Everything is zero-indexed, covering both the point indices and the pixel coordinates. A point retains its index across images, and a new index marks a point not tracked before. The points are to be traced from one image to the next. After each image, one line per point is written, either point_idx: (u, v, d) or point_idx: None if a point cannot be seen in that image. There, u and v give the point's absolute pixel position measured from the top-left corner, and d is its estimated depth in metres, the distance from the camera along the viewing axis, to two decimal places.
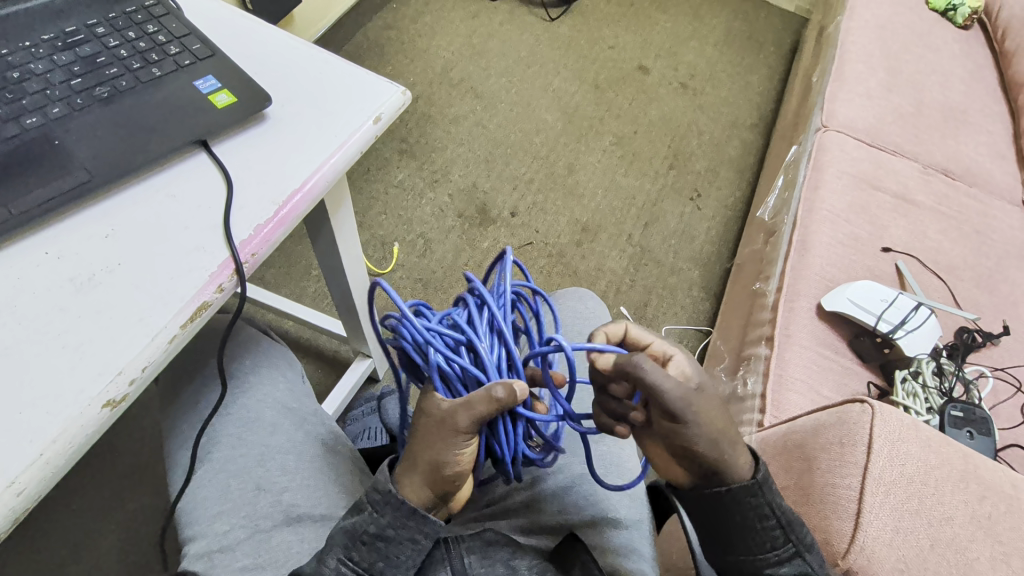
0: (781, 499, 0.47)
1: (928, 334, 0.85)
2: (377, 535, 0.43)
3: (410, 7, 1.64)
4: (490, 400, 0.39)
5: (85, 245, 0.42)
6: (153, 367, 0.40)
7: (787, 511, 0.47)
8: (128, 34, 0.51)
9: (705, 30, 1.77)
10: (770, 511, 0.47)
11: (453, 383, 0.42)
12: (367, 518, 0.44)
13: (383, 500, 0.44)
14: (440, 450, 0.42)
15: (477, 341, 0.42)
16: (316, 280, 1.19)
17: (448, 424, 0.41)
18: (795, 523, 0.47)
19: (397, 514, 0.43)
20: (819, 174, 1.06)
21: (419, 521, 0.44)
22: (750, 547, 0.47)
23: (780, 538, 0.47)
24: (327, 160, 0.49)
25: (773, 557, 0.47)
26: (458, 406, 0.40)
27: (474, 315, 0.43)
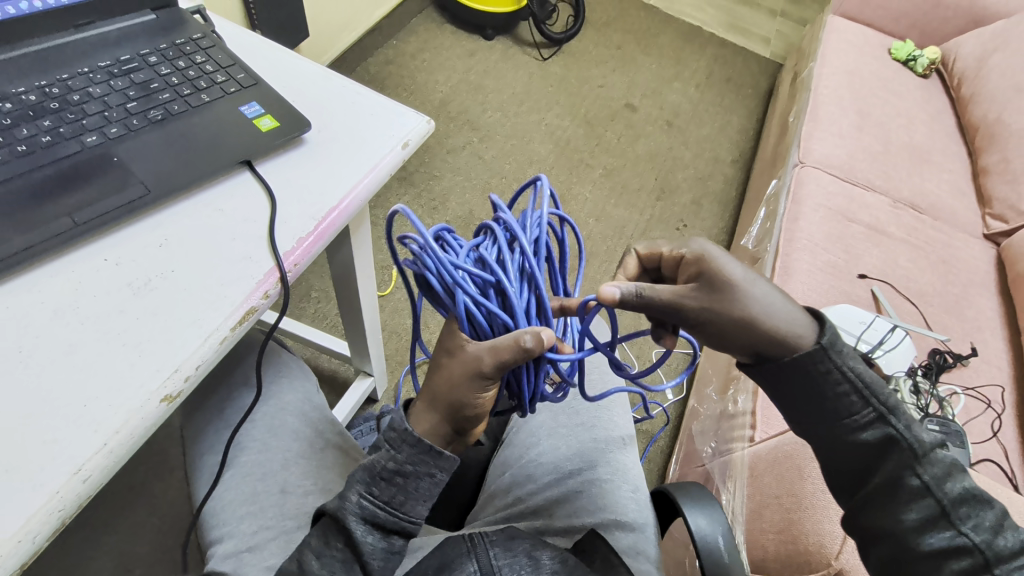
0: (856, 360, 0.47)
1: (904, 354, 0.91)
2: (395, 471, 0.47)
3: (410, 44, 1.72)
4: (519, 348, 0.42)
5: (142, 254, 0.46)
6: (205, 365, 0.43)
7: (862, 374, 0.47)
8: (178, 63, 0.55)
9: (687, 73, 1.89)
10: (843, 376, 0.47)
11: (479, 326, 0.45)
12: (385, 456, 0.47)
13: (400, 437, 0.47)
14: (463, 391, 0.47)
15: (506, 284, 0.43)
16: (317, 301, 1.21)
17: (474, 367, 0.45)
18: (875, 385, 0.47)
19: (414, 449, 0.47)
20: (798, 206, 1.13)
21: (436, 456, 0.47)
22: (833, 419, 0.47)
23: (859, 403, 0.47)
24: (361, 180, 0.53)
25: (855, 425, 0.47)
26: (484, 351, 0.44)
27: (504, 256, 0.43)
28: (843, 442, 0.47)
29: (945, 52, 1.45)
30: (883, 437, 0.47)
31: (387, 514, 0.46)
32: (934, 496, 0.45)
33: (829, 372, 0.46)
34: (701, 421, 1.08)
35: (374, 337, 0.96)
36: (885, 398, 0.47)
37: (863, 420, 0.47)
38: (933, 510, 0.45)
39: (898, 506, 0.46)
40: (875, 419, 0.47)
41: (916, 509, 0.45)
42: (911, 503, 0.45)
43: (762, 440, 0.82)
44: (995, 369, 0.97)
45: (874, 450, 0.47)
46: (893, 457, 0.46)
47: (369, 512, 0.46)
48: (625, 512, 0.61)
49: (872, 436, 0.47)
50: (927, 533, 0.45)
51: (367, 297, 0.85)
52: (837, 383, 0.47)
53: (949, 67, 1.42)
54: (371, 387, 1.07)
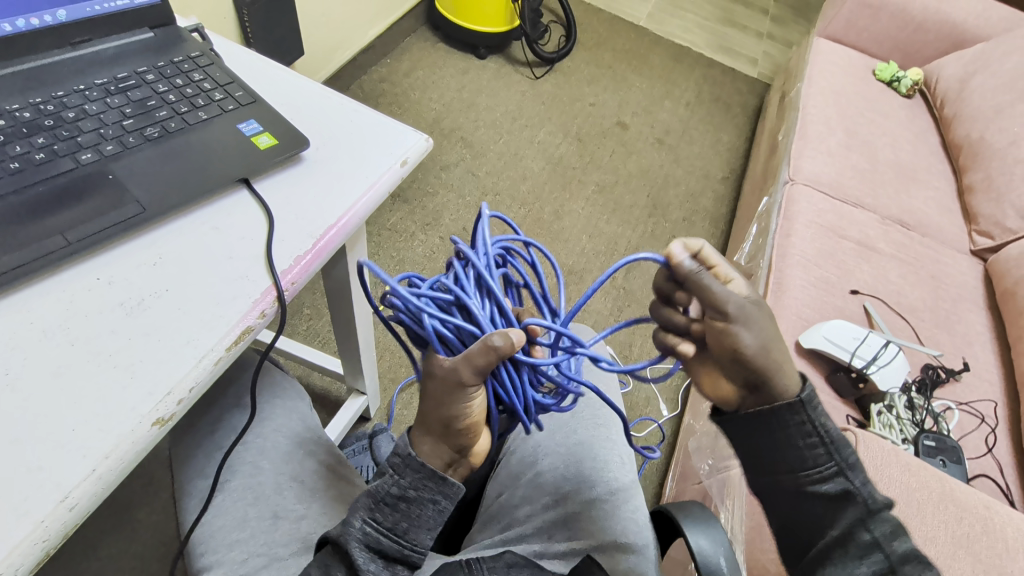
0: (828, 418, 0.50)
1: (899, 369, 0.91)
2: (399, 496, 0.48)
3: (403, 62, 1.73)
4: (489, 350, 0.40)
5: (136, 272, 0.45)
6: (200, 387, 0.42)
7: (833, 429, 0.50)
8: (176, 80, 0.55)
9: (677, 92, 1.92)
10: (812, 429, 0.49)
11: (451, 345, 0.44)
12: (389, 482, 0.48)
13: (404, 463, 0.48)
14: (448, 406, 0.45)
15: (464, 297, 0.43)
16: (309, 318, 1.20)
17: (450, 379, 0.43)
18: (840, 442, 0.49)
19: (417, 475, 0.48)
20: (790, 223, 1.15)
21: (440, 483, 0.48)
22: (794, 468, 0.50)
23: (822, 455, 0.49)
24: (360, 198, 0.53)
25: (816, 475, 0.49)
26: (457, 361, 0.42)
27: (460, 273, 0.43)
28: (804, 490, 0.50)
29: (928, 73, 1.49)
30: (842, 490, 0.49)
31: (389, 541, 0.47)
32: (883, 553, 0.47)
33: (800, 424, 0.49)
34: (696, 438, 1.07)
35: (367, 355, 0.95)
36: (847, 454, 0.49)
37: (824, 472, 0.49)
38: (880, 568, 0.46)
39: (848, 559, 0.47)
40: (835, 473, 0.49)
41: (865, 565, 0.46)
42: (862, 559, 0.47)
43: None
44: (987, 384, 0.98)
45: (831, 501, 0.49)
46: (847, 511, 0.48)
47: (372, 538, 0.47)
48: (622, 532, 0.60)
49: (832, 489, 0.49)
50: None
51: (362, 314, 0.84)
52: (806, 437, 0.50)
53: (932, 87, 1.46)
54: (364, 406, 1.05)
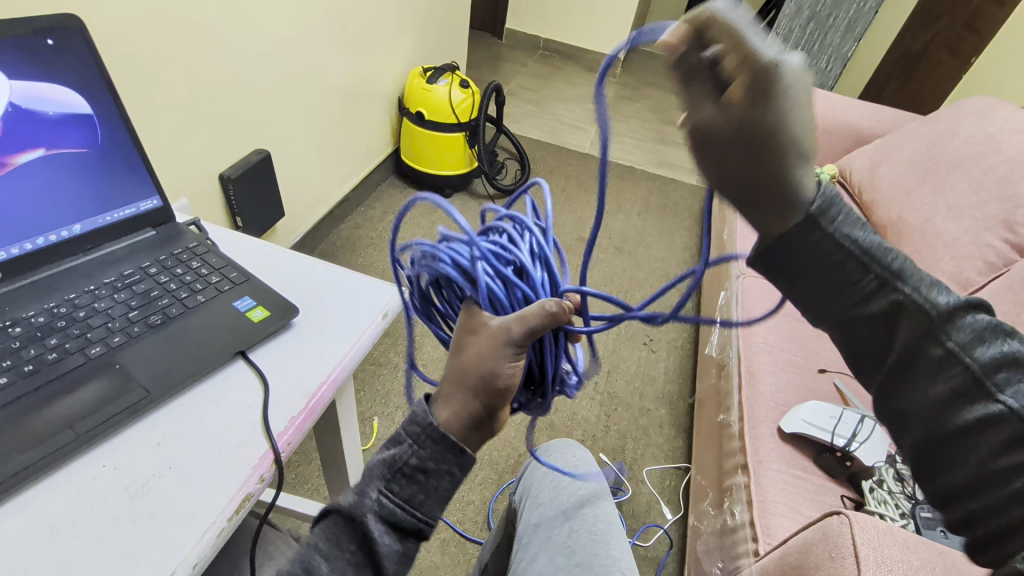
0: (853, 216, 0.35)
1: (880, 442, 0.93)
2: (417, 468, 0.42)
3: (376, 209, 1.89)
4: (544, 312, 0.42)
5: (138, 454, 0.48)
6: (202, 562, 0.43)
7: (861, 230, 0.35)
8: (176, 270, 0.62)
9: (628, 205, 2.12)
10: (842, 242, 0.34)
11: (499, 305, 0.45)
12: (407, 450, 0.42)
13: (424, 432, 0.42)
14: (489, 360, 0.43)
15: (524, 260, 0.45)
16: (298, 465, 1.19)
17: (502, 337, 0.43)
18: (876, 240, 0.35)
19: (440, 445, 0.42)
20: (749, 313, 1.23)
21: (461, 452, 0.42)
22: (829, 298, 0.36)
23: (859, 269, 0.35)
24: (347, 354, 0.59)
25: (859, 297, 0.35)
26: (512, 319, 0.43)
27: (517, 239, 0.46)
28: (854, 328, 0.36)
29: (841, 168, 1.69)
30: (893, 311, 0.35)
31: (406, 516, 0.42)
32: (959, 361, 0.34)
33: (821, 240, 0.34)
34: (704, 540, 1.06)
35: None
36: (888, 259, 0.35)
37: (866, 289, 0.35)
38: (964, 381, 0.34)
39: (922, 383, 0.35)
40: (882, 286, 0.35)
41: (968, 407, 0.34)
42: (960, 399, 0.34)
43: (767, 552, 0.82)
44: None
45: (882, 326, 0.36)
46: (908, 332, 0.35)
47: (387, 512, 0.41)
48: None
49: (881, 307, 0.35)
50: (959, 407, 0.34)
51: (352, 458, 0.85)
52: (835, 252, 0.34)
53: (848, 179, 1.65)
54: None
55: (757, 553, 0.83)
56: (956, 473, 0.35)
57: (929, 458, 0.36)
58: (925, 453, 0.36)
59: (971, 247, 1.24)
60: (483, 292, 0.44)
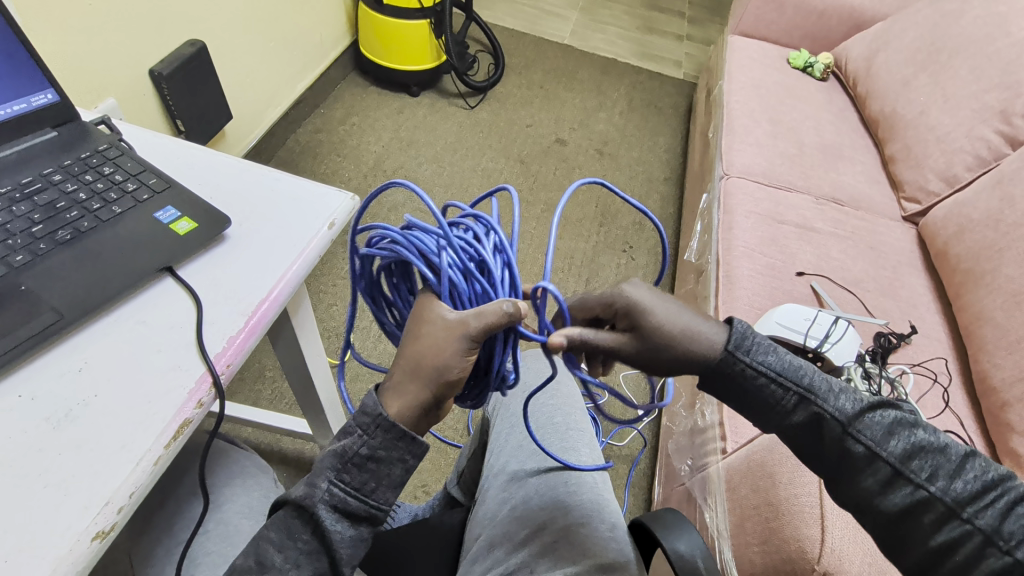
0: (765, 353, 0.50)
1: (851, 342, 0.94)
2: (367, 457, 0.45)
3: (337, 111, 1.74)
4: (502, 312, 0.42)
5: (59, 383, 0.44)
6: (139, 491, 0.41)
7: (774, 362, 0.50)
8: (85, 177, 0.54)
9: (610, 103, 1.98)
10: (756, 370, 0.49)
11: (457, 298, 0.45)
12: (356, 442, 0.45)
13: (373, 423, 0.45)
14: (443, 353, 0.43)
15: (486, 258, 0.44)
16: (272, 381, 1.18)
17: (458, 330, 0.43)
18: (787, 371, 0.49)
19: (387, 436, 0.45)
20: (730, 217, 1.19)
21: (409, 442, 0.46)
22: (766, 412, 0.50)
23: (778, 390, 0.49)
24: (291, 266, 0.53)
25: (783, 411, 0.50)
26: (470, 314, 0.43)
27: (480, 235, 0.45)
28: (794, 436, 0.50)
29: (837, 56, 1.57)
30: (813, 417, 0.48)
31: (357, 502, 0.46)
32: (880, 456, 0.46)
33: (743, 369, 0.50)
34: (675, 439, 1.09)
35: (334, 412, 0.93)
36: (800, 379, 0.49)
37: (788, 405, 0.49)
38: (887, 473, 0.45)
39: (855, 475, 0.47)
40: (800, 400, 0.49)
41: (872, 475, 0.46)
42: (866, 471, 0.46)
43: (735, 450, 0.83)
44: (936, 342, 1.02)
45: (809, 428, 0.49)
46: (830, 430, 0.48)
47: (339, 499, 0.45)
48: (603, 552, 0.58)
49: (801, 416, 0.49)
50: (889, 494, 0.45)
51: (318, 374, 0.83)
52: (756, 377, 0.50)
53: (843, 69, 1.54)
54: None
55: (725, 451, 0.85)
56: (913, 549, 0.44)
57: (894, 542, 0.46)
58: (885, 536, 0.46)
59: (963, 140, 1.18)
60: (443, 285, 0.44)
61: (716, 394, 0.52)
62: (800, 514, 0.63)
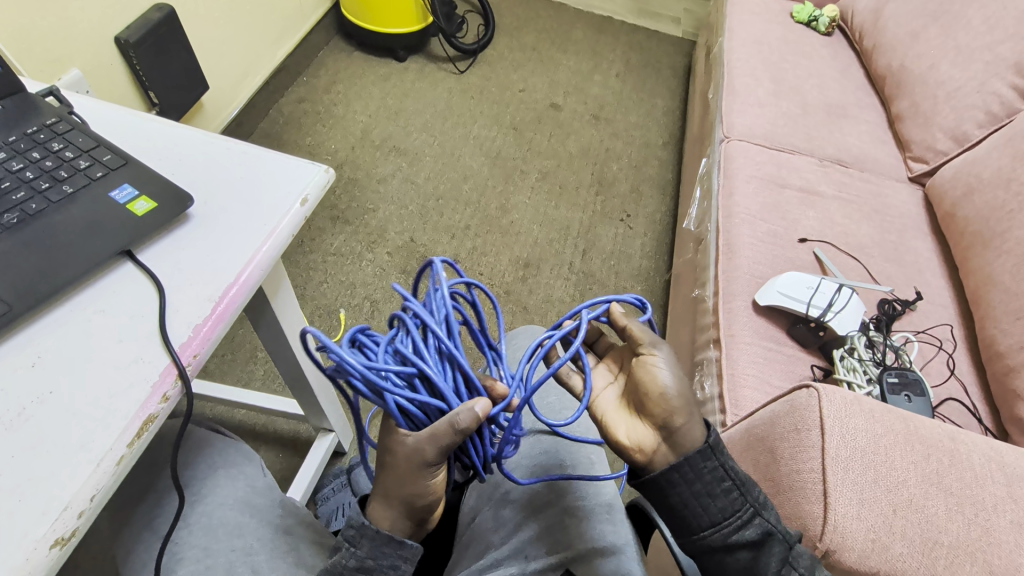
0: (734, 461, 0.52)
1: (855, 311, 0.91)
2: (356, 567, 0.48)
3: (320, 78, 1.66)
4: (454, 429, 0.43)
5: (12, 379, 0.41)
6: (102, 493, 0.38)
7: (738, 472, 0.52)
8: (32, 155, 0.50)
9: (606, 64, 1.91)
10: (725, 472, 0.51)
11: (413, 418, 0.45)
12: (345, 555, 0.48)
13: (359, 533, 0.49)
14: (405, 478, 0.48)
15: (428, 368, 0.44)
16: (264, 361, 1.15)
17: (414, 455, 0.46)
18: (749, 484, 0.52)
19: (374, 543, 0.48)
20: (731, 181, 1.14)
21: (398, 547, 0.49)
22: (708, 520, 0.51)
23: (737, 500, 0.51)
24: (260, 248, 0.49)
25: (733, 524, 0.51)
26: (424, 442, 0.45)
27: (421, 346, 0.44)
28: (726, 554, 0.50)
29: (843, 9, 1.49)
30: (761, 537, 0.50)
31: None
32: None
33: (713, 468, 0.51)
34: None
35: (325, 394, 0.91)
36: (756, 496, 0.52)
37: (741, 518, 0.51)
38: None
39: None
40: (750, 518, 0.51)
41: None
42: None
43: (735, 423, 0.81)
44: (941, 308, 0.99)
45: (753, 547, 0.50)
46: (772, 555, 0.49)
47: None
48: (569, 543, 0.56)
49: (750, 534, 0.50)
50: None
51: (306, 360, 0.80)
52: (720, 482, 0.51)
53: (849, 22, 1.47)
54: (335, 442, 1.01)
55: (725, 424, 0.83)
56: None
57: None
58: None
59: (975, 96, 1.13)
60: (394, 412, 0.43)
61: (659, 493, 0.52)
62: (802, 490, 0.61)
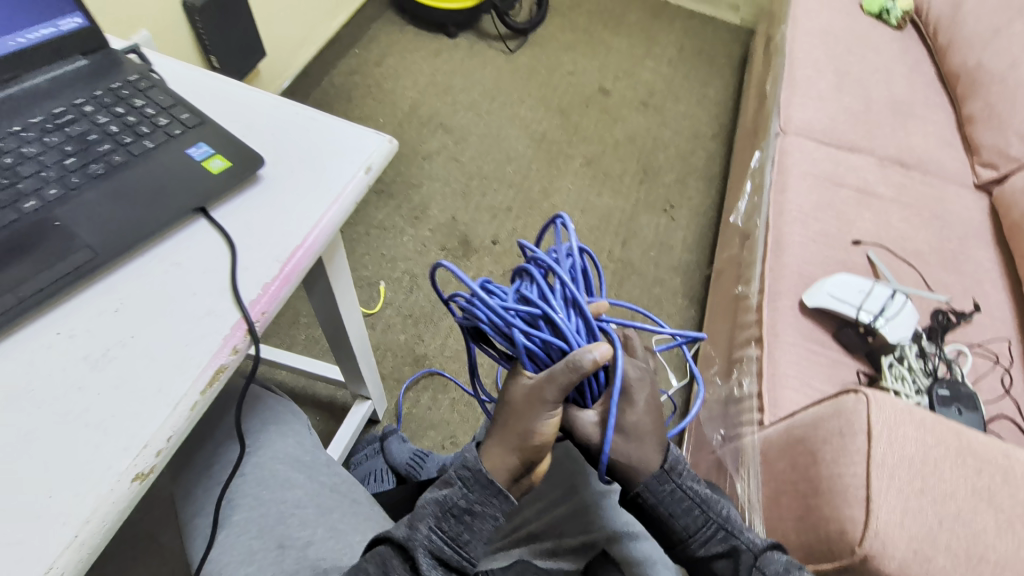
0: (694, 479, 0.50)
1: (907, 320, 0.88)
2: (465, 509, 0.46)
3: (372, 51, 1.67)
4: (574, 368, 0.42)
5: (96, 322, 0.43)
6: (177, 435, 0.40)
7: (700, 490, 0.50)
8: (117, 110, 0.52)
9: (658, 49, 1.86)
10: (685, 494, 0.49)
11: (538, 359, 0.46)
12: (457, 493, 0.47)
13: (474, 477, 0.47)
14: (527, 418, 0.45)
15: (553, 311, 0.45)
16: (306, 326, 1.18)
17: (536, 394, 0.45)
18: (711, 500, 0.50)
19: (485, 491, 0.46)
20: (784, 177, 1.11)
21: (503, 500, 0.47)
22: (677, 539, 0.50)
23: (700, 519, 0.49)
24: (326, 211, 0.50)
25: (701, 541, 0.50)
26: (543, 382, 0.44)
27: (547, 291, 0.46)
28: (698, 568, 0.50)
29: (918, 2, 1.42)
30: (728, 552, 0.49)
31: (452, 552, 0.46)
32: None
33: (671, 491, 0.48)
34: (707, 407, 1.06)
35: (366, 363, 0.93)
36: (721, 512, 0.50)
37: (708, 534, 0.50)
38: None
39: None
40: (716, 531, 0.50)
41: None
42: None
43: (772, 423, 0.80)
44: (999, 323, 0.95)
45: (722, 563, 0.49)
46: (740, 567, 0.49)
47: (438, 547, 0.45)
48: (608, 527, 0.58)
49: (718, 550, 0.49)
50: None
51: (352, 327, 0.81)
52: (681, 502, 0.49)
53: (923, 16, 1.39)
54: (370, 410, 1.04)
55: (762, 423, 0.82)
56: None
57: None
58: None
59: None
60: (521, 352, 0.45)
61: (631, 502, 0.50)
62: (844, 494, 0.60)
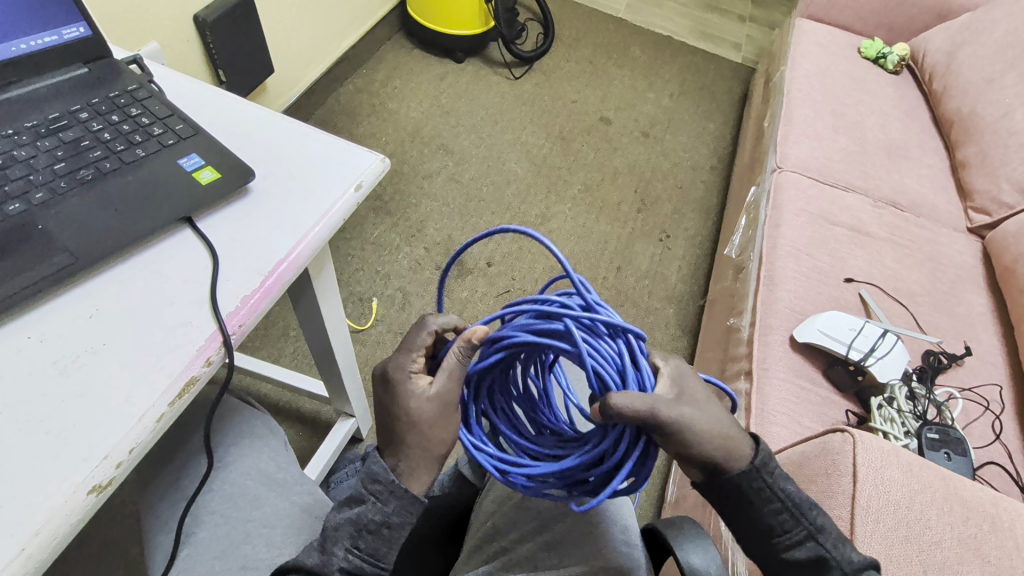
0: (788, 482, 0.50)
1: (899, 359, 0.88)
2: (381, 523, 0.47)
3: (379, 72, 1.70)
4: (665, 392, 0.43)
5: (70, 327, 0.43)
6: (140, 448, 0.40)
7: (794, 493, 0.50)
8: (112, 117, 0.52)
9: (661, 83, 1.89)
10: (776, 494, 0.49)
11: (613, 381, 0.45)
12: (372, 510, 0.47)
13: (386, 490, 0.47)
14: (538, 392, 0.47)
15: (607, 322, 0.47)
16: (294, 340, 1.17)
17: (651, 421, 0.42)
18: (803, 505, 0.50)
19: (401, 503, 0.48)
20: (779, 213, 1.11)
21: (419, 507, 0.48)
22: (763, 536, 0.50)
23: (789, 521, 0.49)
24: (313, 227, 0.51)
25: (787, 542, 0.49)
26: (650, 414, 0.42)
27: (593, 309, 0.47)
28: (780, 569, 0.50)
29: (914, 49, 1.45)
30: (816, 561, 0.48)
31: (371, 566, 0.48)
32: None
33: (761, 489, 0.49)
34: None
35: (351, 380, 0.92)
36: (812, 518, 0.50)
37: (794, 537, 0.49)
38: None
39: None
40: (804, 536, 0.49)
41: None
42: None
43: None
44: (990, 367, 0.94)
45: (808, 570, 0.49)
46: None
47: (355, 565, 0.47)
48: (614, 558, 0.55)
49: (804, 556, 0.49)
50: None
51: (338, 344, 0.81)
52: (770, 501, 0.49)
53: (919, 62, 1.42)
54: (353, 428, 1.03)
55: None
56: None
57: None
58: None
59: None
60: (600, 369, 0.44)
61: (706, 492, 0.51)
62: None
